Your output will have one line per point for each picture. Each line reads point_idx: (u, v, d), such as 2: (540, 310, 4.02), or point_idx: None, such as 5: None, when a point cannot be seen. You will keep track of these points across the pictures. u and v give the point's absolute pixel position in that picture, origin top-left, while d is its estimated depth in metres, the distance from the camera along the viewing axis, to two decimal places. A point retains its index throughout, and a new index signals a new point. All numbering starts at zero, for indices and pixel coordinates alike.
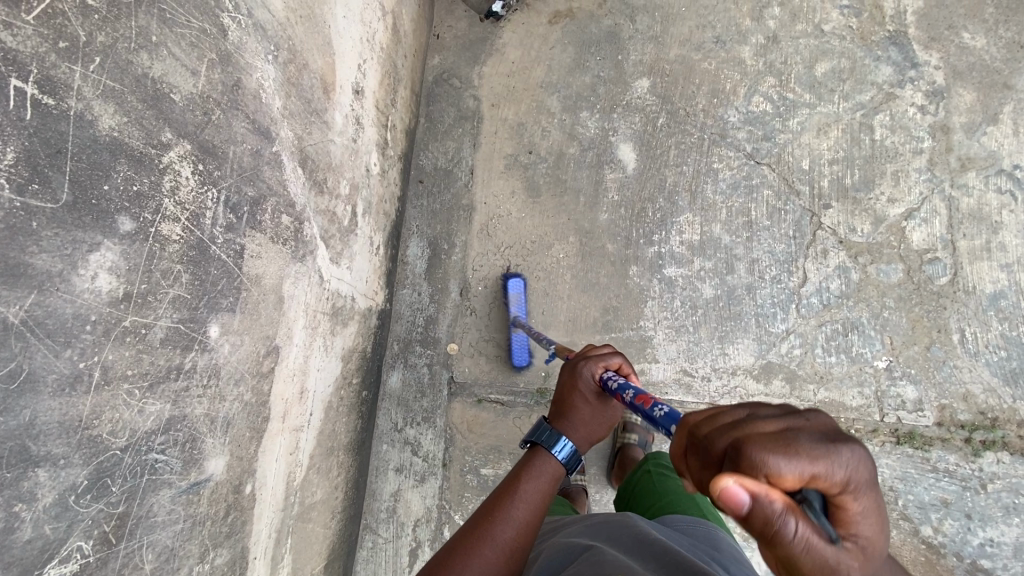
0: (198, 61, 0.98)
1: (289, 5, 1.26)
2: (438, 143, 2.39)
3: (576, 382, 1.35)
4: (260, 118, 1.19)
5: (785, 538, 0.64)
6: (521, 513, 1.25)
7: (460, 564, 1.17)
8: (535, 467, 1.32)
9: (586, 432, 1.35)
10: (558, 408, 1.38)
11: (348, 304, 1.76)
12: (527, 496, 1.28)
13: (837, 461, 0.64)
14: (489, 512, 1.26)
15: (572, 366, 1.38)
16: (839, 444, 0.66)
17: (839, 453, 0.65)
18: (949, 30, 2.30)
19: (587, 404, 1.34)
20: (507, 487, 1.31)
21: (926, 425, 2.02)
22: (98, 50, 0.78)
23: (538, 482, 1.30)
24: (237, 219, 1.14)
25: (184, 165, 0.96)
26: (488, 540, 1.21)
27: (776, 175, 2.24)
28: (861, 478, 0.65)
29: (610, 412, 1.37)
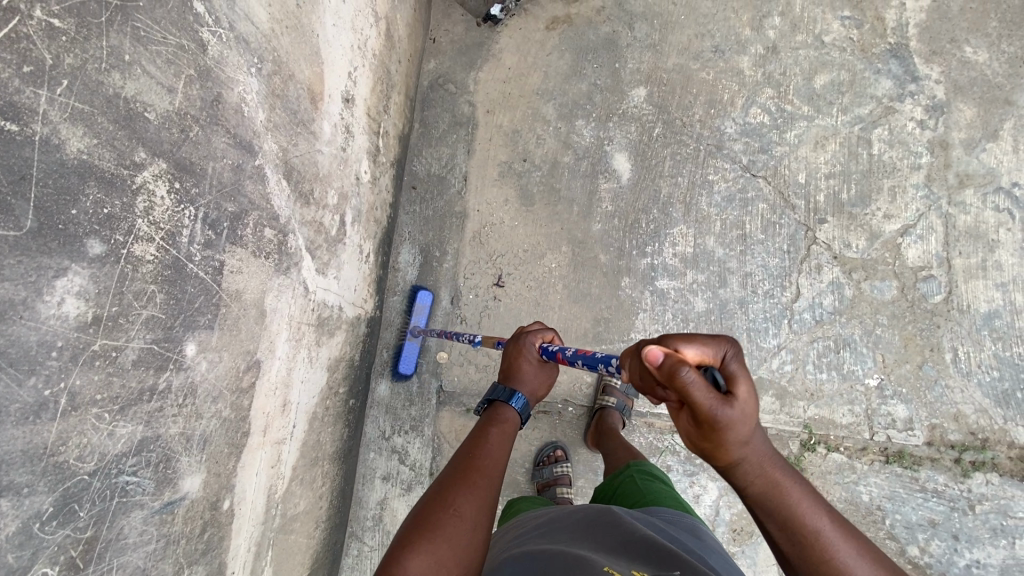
0: (175, 77, 0.96)
1: (274, 16, 1.24)
2: (432, 148, 2.37)
3: (521, 350, 1.51)
4: (242, 133, 1.17)
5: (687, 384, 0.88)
6: (497, 451, 1.33)
7: (457, 497, 1.17)
8: (497, 419, 1.43)
9: (533, 388, 1.50)
10: (506, 373, 1.51)
11: (335, 314, 1.75)
12: (497, 438, 1.37)
13: (716, 342, 0.96)
14: (469, 454, 1.31)
15: (515, 338, 1.54)
16: (719, 337, 0.98)
17: (718, 341, 0.97)
18: (951, 44, 2.27)
19: (531, 366, 1.50)
20: (477, 436, 1.38)
21: (916, 444, 2.02)
22: (66, 72, 0.77)
23: (504, 428, 1.41)
24: (216, 236, 1.12)
25: (159, 184, 0.95)
26: (478, 472, 1.24)
27: (772, 189, 2.22)
28: (734, 358, 0.97)
29: (551, 373, 1.55)
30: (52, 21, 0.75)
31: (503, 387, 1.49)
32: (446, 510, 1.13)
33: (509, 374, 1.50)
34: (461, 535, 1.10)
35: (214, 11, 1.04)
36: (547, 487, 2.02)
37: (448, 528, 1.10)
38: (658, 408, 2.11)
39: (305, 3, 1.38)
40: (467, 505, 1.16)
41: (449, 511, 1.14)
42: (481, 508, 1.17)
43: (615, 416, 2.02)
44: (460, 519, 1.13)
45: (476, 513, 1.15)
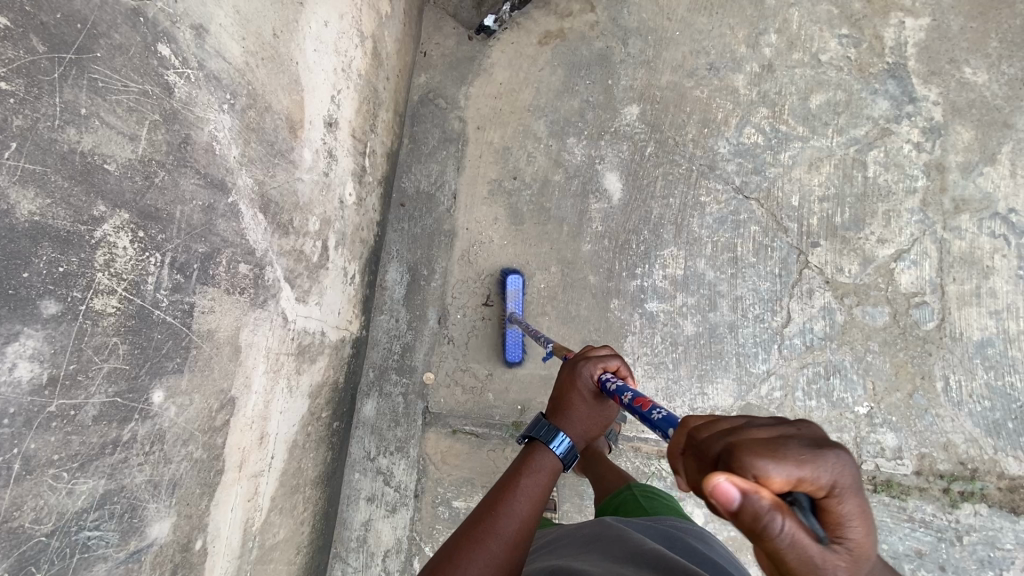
0: (138, 124, 0.93)
1: (249, 49, 1.21)
2: (421, 165, 2.34)
3: (574, 381, 1.32)
4: (214, 171, 1.14)
5: (773, 538, 0.61)
6: (524, 506, 1.22)
7: (464, 563, 1.13)
8: (532, 461, 1.28)
9: (584, 429, 1.31)
10: (556, 406, 1.34)
11: (317, 340, 1.73)
12: (527, 490, 1.24)
13: (828, 464, 0.63)
14: (492, 507, 1.23)
15: (572, 364, 1.35)
16: (829, 449, 0.65)
17: (827, 458, 0.64)
18: (950, 64, 2.23)
19: (585, 402, 1.31)
20: (507, 482, 1.27)
21: (905, 473, 2.00)
22: (15, 135, 0.75)
23: (537, 477, 1.26)
24: (186, 279, 1.10)
25: (121, 235, 0.93)
26: (493, 534, 1.17)
27: (765, 211, 2.19)
28: (851, 483, 0.64)
29: (607, 411, 1.35)
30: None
31: (548, 424, 1.32)
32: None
33: (557, 409, 1.33)
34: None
35: (181, 52, 1.01)
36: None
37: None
38: (646, 433, 2.09)
39: (283, 32, 1.35)
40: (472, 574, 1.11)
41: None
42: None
43: (603, 442, 2.02)
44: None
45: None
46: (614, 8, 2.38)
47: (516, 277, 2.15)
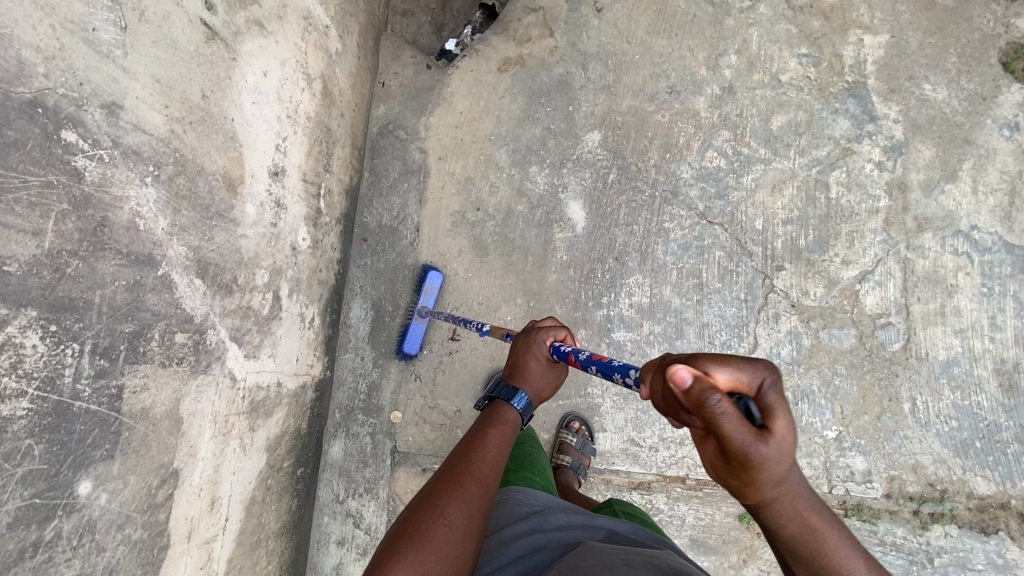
0: (43, 218, 0.90)
1: (171, 115, 1.17)
2: (382, 199, 2.29)
3: (529, 345, 1.40)
4: (138, 247, 1.11)
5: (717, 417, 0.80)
6: (493, 453, 1.24)
7: (446, 505, 1.11)
8: (498, 416, 1.32)
9: (539, 387, 1.38)
10: (512, 370, 1.40)
11: (272, 393, 1.69)
12: (495, 439, 1.26)
13: (757, 368, 0.87)
14: (461, 455, 1.23)
15: (526, 332, 1.44)
16: (758, 361, 0.88)
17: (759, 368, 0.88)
18: (910, 81, 2.22)
19: (540, 363, 1.38)
20: (474, 436, 1.28)
21: (874, 497, 2.00)
22: None
23: (503, 428, 1.30)
24: (112, 362, 1.06)
25: (29, 334, 0.89)
26: (469, 476, 1.17)
27: (729, 236, 2.17)
28: (771, 385, 0.87)
29: (560, 374, 1.43)
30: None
31: (506, 385, 1.37)
32: (435, 519, 1.08)
33: (514, 371, 1.39)
34: (449, 544, 1.06)
35: (91, 134, 0.98)
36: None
37: (434, 539, 1.05)
38: (616, 465, 2.05)
39: (214, 91, 1.31)
40: (455, 514, 1.10)
41: (438, 521, 1.08)
42: (472, 516, 1.12)
43: (572, 476, 1.99)
44: (448, 529, 1.07)
45: (466, 522, 1.10)
46: (573, 32, 2.35)
47: (434, 273, 2.15)
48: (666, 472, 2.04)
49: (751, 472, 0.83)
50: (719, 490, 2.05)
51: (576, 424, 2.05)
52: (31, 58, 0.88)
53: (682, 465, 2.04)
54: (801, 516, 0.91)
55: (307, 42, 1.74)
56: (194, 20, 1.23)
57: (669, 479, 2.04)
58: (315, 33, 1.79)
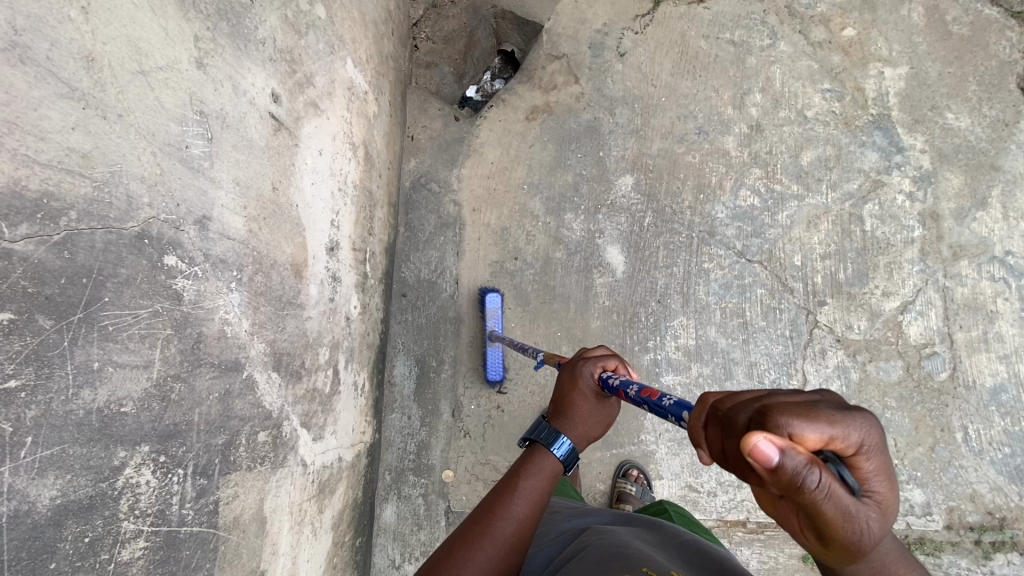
0: (152, 348, 0.88)
1: (250, 215, 1.15)
2: (419, 253, 2.27)
3: (576, 383, 1.26)
4: (226, 355, 1.08)
5: (810, 490, 0.65)
6: (522, 511, 1.17)
7: (460, 563, 1.10)
8: (534, 462, 1.22)
9: (585, 429, 1.25)
10: (557, 408, 1.28)
11: (335, 470, 1.66)
12: (528, 493, 1.19)
13: (855, 424, 0.69)
14: (486, 510, 1.18)
15: (573, 364, 1.30)
16: (854, 412, 0.70)
17: (852, 420, 0.69)
18: (932, 111, 2.27)
19: (587, 404, 1.25)
20: (506, 485, 1.22)
21: (936, 529, 2.00)
22: (30, 428, 0.70)
23: (538, 480, 1.21)
24: (209, 479, 1.04)
25: (143, 470, 0.87)
26: (489, 536, 1.13)
27: (769, 274, 2.19)
28: (870, 441, 0.70)
29: (612, 409, 1.29)
30: (8, 382, 0.68)
31: (549, 425, 1.25)
32: (451, 575, 1.08)
33: (559, 409, 1.27)
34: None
35: (188, 254, 0.96)
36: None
37: None
38: None
39: (282, 181, 1.29)
40: (471, 575, 1.09)
41: None
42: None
43: None
44: None
45: None
46: (598, 78, 2.37)
47: (495, 295, 2.16)
48: (726, 516, 2.03)
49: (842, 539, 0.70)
50: (780, 531, 2.05)
51: (635, 472, 2.02)
52: (138, 190, 0.84)
53: (742, 508, 2.04)
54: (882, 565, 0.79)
55: (352, 113, 1.72)
56: (263, 115, 1.21)
57: (730, 523, 2.02)
58: (357, 101, 1.77)
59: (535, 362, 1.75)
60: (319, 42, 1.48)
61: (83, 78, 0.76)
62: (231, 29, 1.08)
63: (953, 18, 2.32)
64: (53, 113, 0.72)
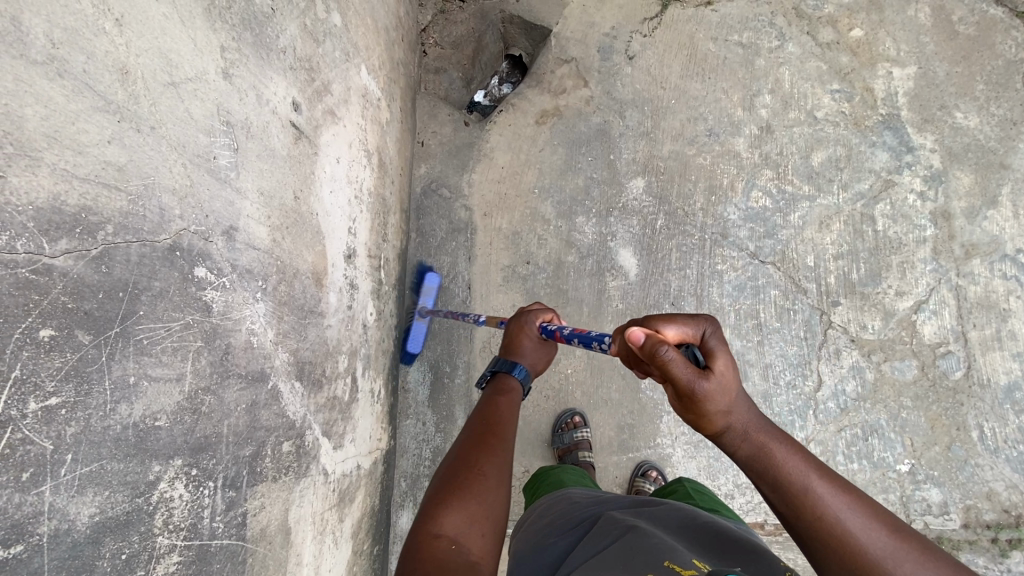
0: (183, 360, 0.87)
1: (273, 225, 1.15)
2: (431, 258, 2.27)
3: (522, 327, 1.43)
4: (253, 365, 1.07)
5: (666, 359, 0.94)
6: (507, 415, 1.25)
7: (483, 459, 1.10)
8: (501, 388, 1.33)
9: (534, 362, 1.41)
10: (507, 349, 1.42)
11: (354, 478, 1.64)
12: (508, 406, 1.28)
13: (697, 324, 1.04)
14: (486, 419, 1.23)
15: (517, 316, 1.47)
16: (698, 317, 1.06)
17: (696, 323, 1.05)
18: (941, 110, 2.27)
19: (533, 342, 1.42)
20: (487, 403, 1.29)
21: (954, 528, 1.99)
22: (68, 446, 0.69)
23: (510, 396, 1.31)
24: (238, 490, 1.03)
25: (176, 484, 0.86)
26: (499, 439, 1.16)
27: (782, 275, 2.19)
28: (711, 336, 1.04)
29: (552, 349, 1.47)
30: (49, 400, 0.67)
31: (504, 361, 1.40)
32: (473, 471, 1.07)
33: (509, 351, 1.42)
34: (491, 495, 1.04)
35: (216, 265, 0.95)
36: (568, 452, 2.01)
37: (480, 494, 1.03)
38: None
39: (302, 189, 1.28)
40: (495, 471, 1.09)
41: (479, 477, 1.06)
42: (506, 471, 1.10)
43: None
44: (490, 485, 1.06)
45: (504, 479, 1.09)
46: (607, 81, 2.37)
47: (433, 275, 2.19)
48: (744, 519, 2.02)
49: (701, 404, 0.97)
50: None
51: (654, 472, 2.02)
52: (169, 203, 0.84)
53: (760, 510, 2.03)
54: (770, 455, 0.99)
55: (366, 120, 1.72)
56: (285, 124, 1.20)
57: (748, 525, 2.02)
58: (371, 108, 1.77)
59: (481, 323, 1.83)
60: (335, 50, 1.48)
61: (118, 90, 0.75)
62: (256, 39, 1.08)
63: (959, 18, 2.32)
64: (91, 126, 0.71)
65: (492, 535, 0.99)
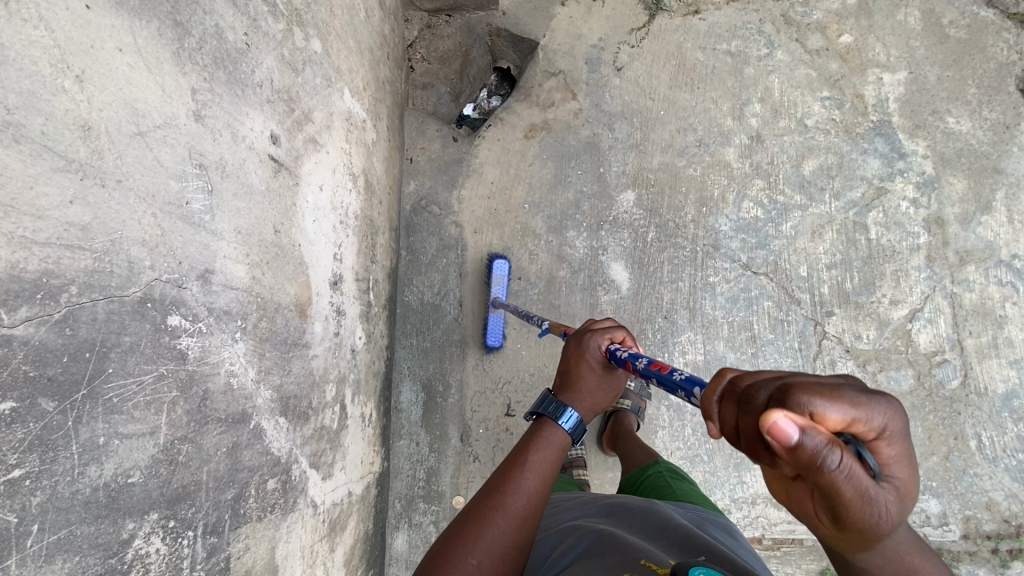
0: (158, 412, 0.86)
1: (253, 262, 1.13)
2: (422, 276, 2.25)
3: (582, 354, 1.28)
4: (234, 407, 1.06)
5: (830, 471, 0.62)
6: (530, 480, 1.17)
7: (473, 540, 1.07)
8: (543, 434, 1.24)
9: (588, 401, 1.27)
10: (563, 379, 1.30)
11: (345, 505, 1.63)
12: (537, 467, 1.19)
13: (877, 405, 0.65)
14: (497, 486, 1.16)
15: (579, 337, 1.31)
16: (875, 393, 0.67)
17: (875, 402, 0.66)
18: (933, 115, 2.25)
19: (593, 375, 1.27)
20: (515, 459, 1.22)
21: (953, 539, 1.97)
22: (35, 516, 0.68)
23: (547, 452, 1.22)
24: (220, 535, 1.02)
25: (152, 538, 0.85)
26: (500, 511, 1.12)
27: (775, 285, 2.17)
28: (894, 428, 0.66)
29: (616, 381, 1.32)
30: (11, 473, 0.65)
31: (556, 396, 1.28)
32: (465, 548, 1.06)
33: (566, 380, 1.29)
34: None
35: (191, 311, 0.94)
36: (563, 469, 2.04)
37: None
38: None
39: (283, 222, 1.27)
40: (485, 551, 1.07)
41: (464, 560, 1.05)
42: (500, 552, 1.08)
43: (630, 418, 2.03)
44: (475, 570, 1.04)
45: (496, 560, 1.07)
46: (595, 93, 2.35)
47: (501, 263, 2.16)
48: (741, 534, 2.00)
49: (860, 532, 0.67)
50: (796, 547, 2.02)
51: None
52: (139, 255, 0.82)
53: (757, 525, 2.02)
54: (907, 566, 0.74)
55: (351, 143, 1.70)
56: (263, 158, 1.19)
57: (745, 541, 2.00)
58: (356, 130, 1.75)
59: (543, 331, 1.75)
60: (316, 76, 1.47)
61: (80, 148, 0.74)
62: (229, 77, 1.07)
63: (949, 21, 2.30)
64: (51, 189, 0.70)
65: None
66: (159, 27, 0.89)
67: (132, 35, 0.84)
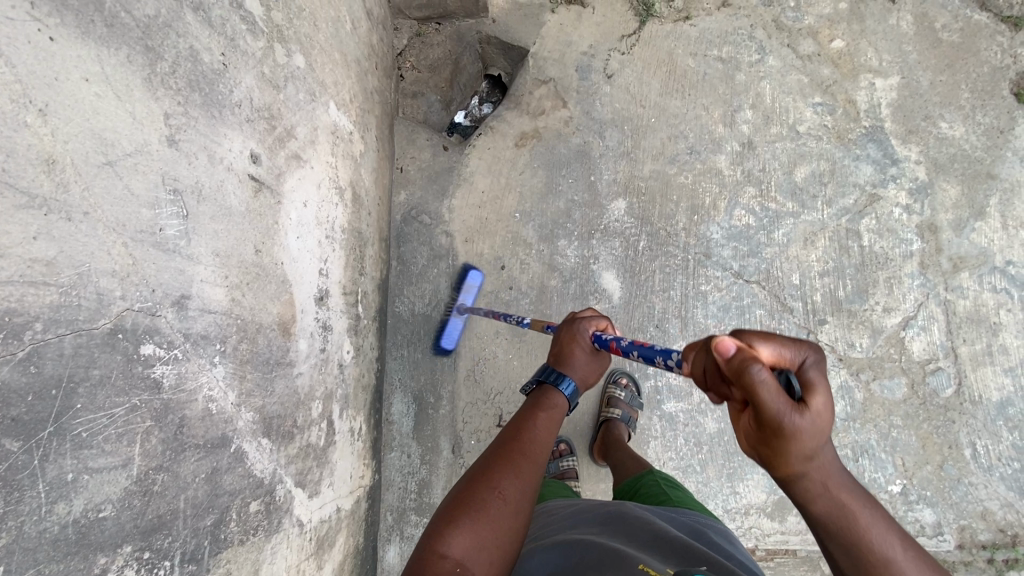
0: (132, 443, 0.85)
1: (232, 285, 1.12)
2: (413, 286, 2.24)
3: (575, 335, 1.37)
4: (213, 432, 1.05)
5: (754, 381, 0.82)
6: (542, 432, 1.25)
7: (499, 478, 1.12)
8: (545, 402, 1.30)
9: (584, 375, 1.36)
10: (556, 357, 1.38)
11: (334, 522, 1.62)
12: (544, 424, 1.26)
13: (801, 349, 0.92)
14: (513, 436, 1.23)
15: (569, 322, 1.40)
16: (803, 343, 0.93)
17: (801, 346, 0.92)
18: (926, 120, 2.24)
19: (585, 352, 1.36)
20: (524, 417, 1.28)
21: (948, 549, 1.96)
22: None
23: (551, 413, 1.29)
24: (200, 562, 1.01)
25: (126, 571, 0.84)
26: (522, 455, 1.18)
27: (767, 294, 2.16)
28: (815, 367, 0.91)
29: (603, 361, 1.41)
30: None
31: (552, 369, 1.35)
32: (489, 493, 1.10)
33: (559, 357, 1.37)
34: (504, 520, 1.07)
35: (166, 339, 0.93)
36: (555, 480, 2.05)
37: (490, 509, 1.07)
38: None
39: (265, 242, 1.26)
40: (510, 487, 1.12)
41: (491, 494, 1.10)
42: (522, 490, 1.13)
43: (621, 427, 2.00)
44: (501, 503, 1.09)
45: (519, 497, 1.12)
46: (586, 101, 2.34)
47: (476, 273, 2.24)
48: None
49: (785, 443, 0.86)
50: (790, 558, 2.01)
51: (624, 379, 2.11)
52: (109, 286, 0.82)
53: (750, 535, 2.01)
54: (835, 499, 0.92)
55: (337, 157, 1.69)
56: (243, 178, 1.18)
57: None
58: (342, 143, 1.74)
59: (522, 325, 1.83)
60: (299, 92, 1.46)
61: (44, 182, 0.73)
62: (205, 99, 1.06)
63: (942, 25, 2.29)
64: (13, 227, 0.69)
65: (497, 560, 1.03)
66: (128, 54, 0.89)
67: (99, 64, 0.83)
